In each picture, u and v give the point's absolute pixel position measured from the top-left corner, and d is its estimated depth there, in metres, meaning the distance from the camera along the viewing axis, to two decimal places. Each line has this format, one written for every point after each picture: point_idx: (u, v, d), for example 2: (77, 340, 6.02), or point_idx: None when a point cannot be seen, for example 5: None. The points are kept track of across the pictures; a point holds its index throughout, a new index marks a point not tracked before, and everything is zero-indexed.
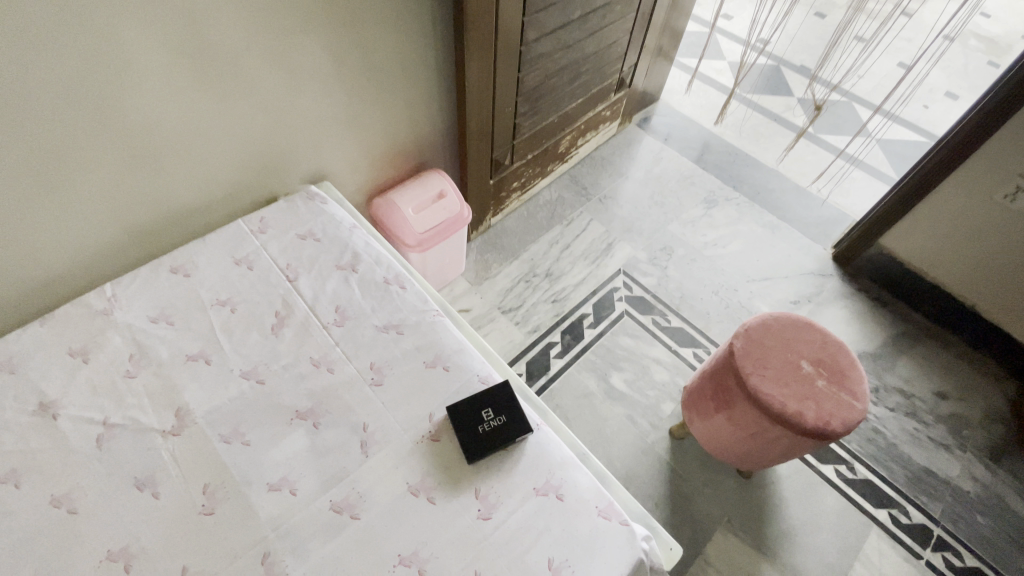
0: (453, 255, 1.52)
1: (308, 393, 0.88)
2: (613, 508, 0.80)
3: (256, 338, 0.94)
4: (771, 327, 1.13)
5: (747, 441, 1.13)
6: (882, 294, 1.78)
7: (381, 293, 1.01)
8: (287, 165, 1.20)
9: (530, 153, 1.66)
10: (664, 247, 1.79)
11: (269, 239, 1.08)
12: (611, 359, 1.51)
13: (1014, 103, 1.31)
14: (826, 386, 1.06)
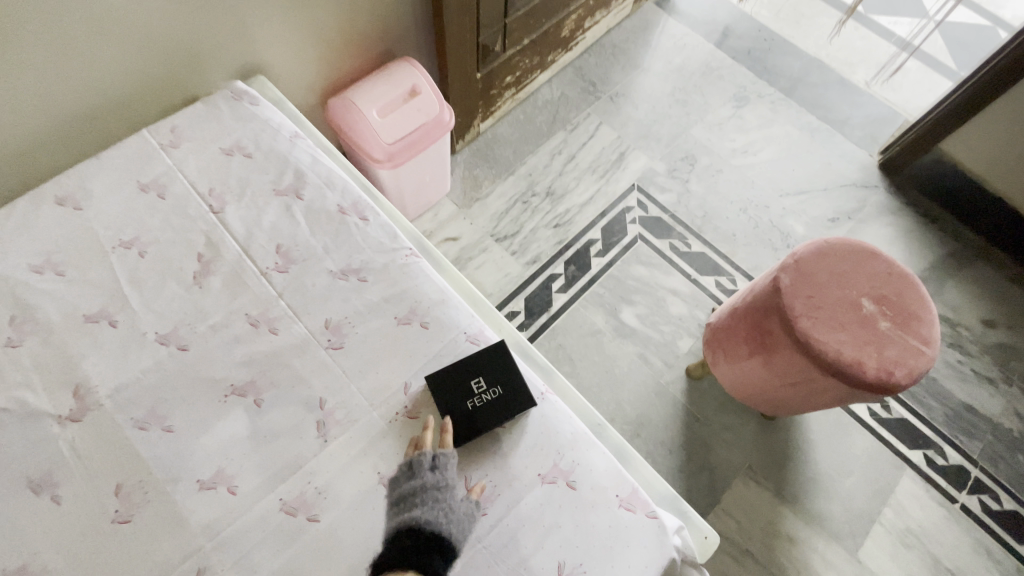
0: (434, 171, 1.25)
1: (245, 361, 0.68)
2: (639, 497, 0.63)
3: (174, 291, 0.72)
4: (826, 257, 0.92)
5: (784, 390, 0.96)
6: (932, 209, 1.54)
7: (335, 226, 0.78)
8: (199, 52, 0.90)
9: (526, 38, 1.33)
10: (686, 156, 1.52)
11: (184, 155, 0.83)
12: (622, 292, 1.31)
13: None
14: (890, 329, 0.88)
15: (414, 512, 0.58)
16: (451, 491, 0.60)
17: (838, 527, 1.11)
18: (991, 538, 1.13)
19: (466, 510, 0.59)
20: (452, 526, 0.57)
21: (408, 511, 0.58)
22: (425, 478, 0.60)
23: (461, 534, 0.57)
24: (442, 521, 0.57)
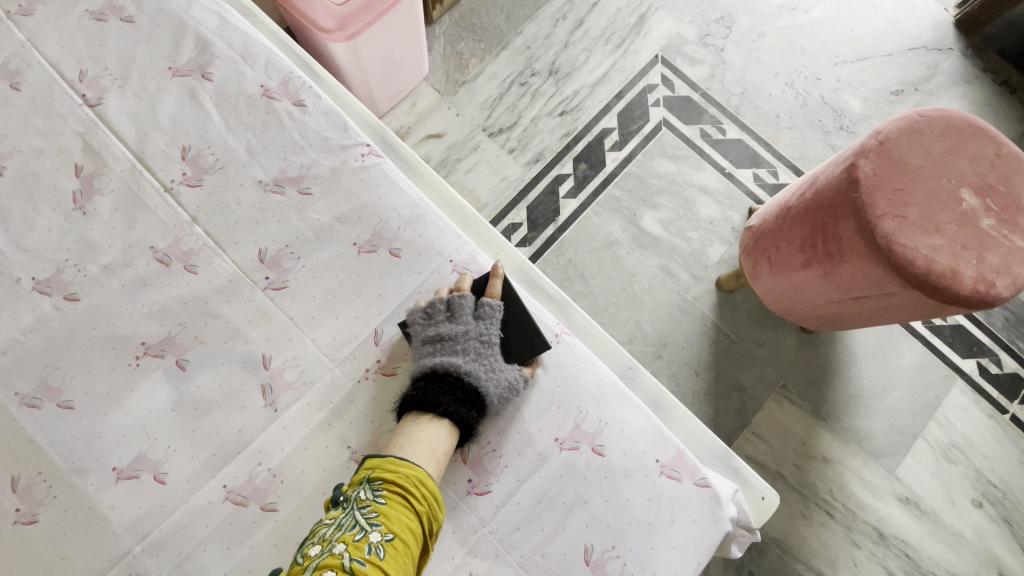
0: (406, 47, 0.99)
1: (157, 312, 0.50)
2: (684, 461, 0.49)
3: (50, 221, 0.53)
4: (918, 137, 0.71)
5: (844, 305, 0.80)
6: (1015, 76, 1.26)
7: (263, 119, 0.56)
8: None
9: None
10: (721, 16, 1.21)
11: (39, 25, 0.59)
12: (642, 193, 1.10)
13: None
14: (994, 228, 0.69)
15: (451, 358, 0.49)
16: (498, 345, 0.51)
17: (878, 445, 1.02)
18: None
19: (518, 372, 0.50)
20: (496, 382, 0.48)
21: (444, 355, 0.49)
22: (468, 328, 0.50)
23: (507, 393, 0.49)
24: (484, 374, 0.49)
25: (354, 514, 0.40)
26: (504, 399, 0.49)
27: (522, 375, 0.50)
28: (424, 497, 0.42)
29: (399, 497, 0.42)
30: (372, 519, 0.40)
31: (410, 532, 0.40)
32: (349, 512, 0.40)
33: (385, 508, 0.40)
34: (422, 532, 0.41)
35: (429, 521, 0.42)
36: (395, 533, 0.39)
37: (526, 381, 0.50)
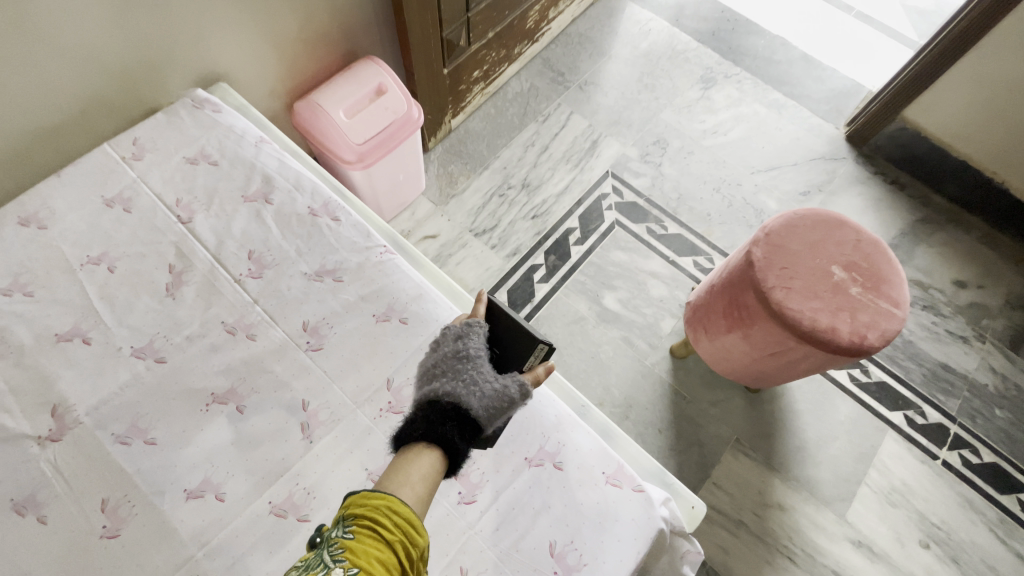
0: (408, 169, 1.26)
1: (224, 369, 0.67)
2: (625, 473, 0.65)
3: (147, 304, 0.71)
4: (795, 229, 0.94)
5: (764, 361, 0.98)
6: (899, 177, 1.56)
7: (307, 229, 0.78)
8: (155, 64, 0.89)
9: (490, 33, 1.34)
10: (657, 139, 1.54)
11: (147, 167, 0.82)
12: (603, 278, 1.33)
13: None
14: (861, 293, 0.90)
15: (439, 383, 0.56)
16: (479, 360, 0.58)
17: (827, 491, 1.14)
18: (971, 490, 1.17)
19: (502, 381, 0.56)
20: (480, 393, 0.55)
21: (434, 382, 0.57)
22: (449, 353, 0.58)
23: (491, 401, 0.54)
24: (467, 388, 0.55)
25: (323, 553, 0.43)
26: (492, 407, 0.54)
27: (508, 381, 0.56)
28: (396, 526, 0.45)
29: (367, 530, 0.44)
30: (339, 556, 0.42)
31: (378, 563, 0.43)
32: (320, 551, 0.43)
33: (352, 543, 0.43)
34: (392, 563, 0.43)
35: (401, 550, 0.44)
36: (361, 567, 0.42)
37: (514, 387, 0.56)
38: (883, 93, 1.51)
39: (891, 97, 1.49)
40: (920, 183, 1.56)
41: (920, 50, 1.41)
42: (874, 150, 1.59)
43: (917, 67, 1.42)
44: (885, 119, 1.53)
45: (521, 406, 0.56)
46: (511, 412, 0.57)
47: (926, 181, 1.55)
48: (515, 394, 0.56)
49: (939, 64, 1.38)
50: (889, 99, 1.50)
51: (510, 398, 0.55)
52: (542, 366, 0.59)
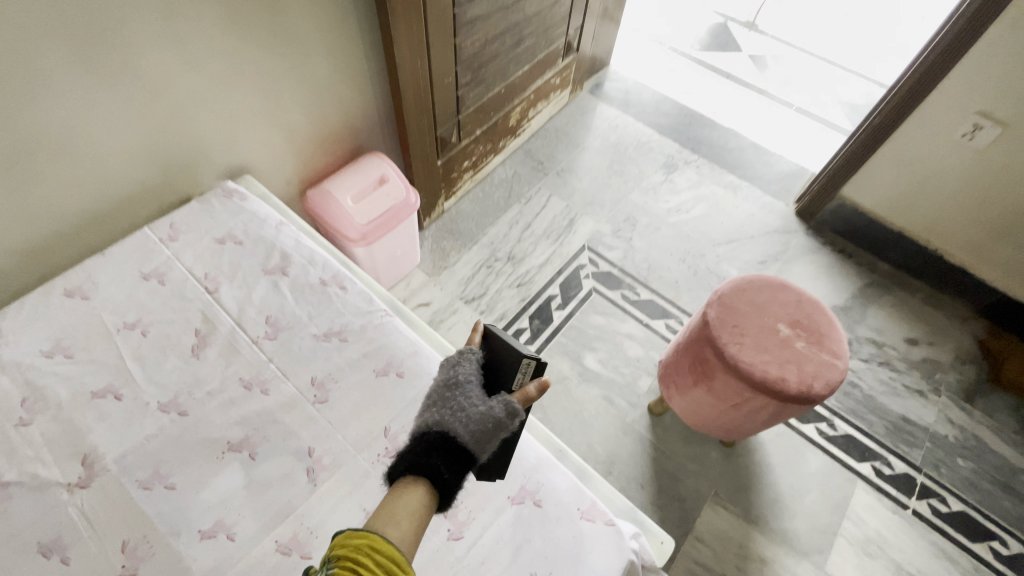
0: (405, 245, 1.41)
1: (241, 421, 0.76)
2: (597, 508, 0.72)
3: (174, 363, 0.80)
4: (745, 291, 1.08)
5: (729, 413, 1.08)
6: (847, 246, 1.74)
7: (317, 298, 0.90)
8: (195, 160, 1.05)
9: (477, 130, 1.55)
10: (627, 217, 1.73)
11: (181, 245, 0.95)
12: (583, 340, 1.45)
13: (945, 64, 1.32)
14: (805, 347, 1.02)
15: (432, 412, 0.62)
16: (469, 387, 0.63)
17: (805, 543, 1.18)
18: (943, 539, 1.22)
19: (488, 405, 0.61)
20: (467, 419, 0.60)
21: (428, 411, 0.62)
22: (443, 383, 0.65)
23: (476, 426, 0.59)
24: (455, 416, 0.60)
25: None
26: (479, 428, 0.59)
27: (493, 402, 0.61)
28: (378, 564, 0.48)
29: (349, 570, 0.47)
30: None
31: None
32: None
33: None
34: None
35: None
36: None
37: (499, 410, 0.60)
38: (822, 174, 1.69)
39: (828, 178, 1.67)
40: (865, 252, 1.73)
41: (849, 137, 1.60)
42: (820, 223, 1.77)
43: (846, 153, 1.60)
44: (825, 195, 1.70)
45: (509, 425, 0.61)
46: (500, 435, 0.61)
47: (871, 250, 1.72)
48: (500, 413, 0.60)
49: (865, 149, 1.56)
50: (827, 179, 1.68)
51: (495, 419, 0.60)
52: (532, 384, 0.64)
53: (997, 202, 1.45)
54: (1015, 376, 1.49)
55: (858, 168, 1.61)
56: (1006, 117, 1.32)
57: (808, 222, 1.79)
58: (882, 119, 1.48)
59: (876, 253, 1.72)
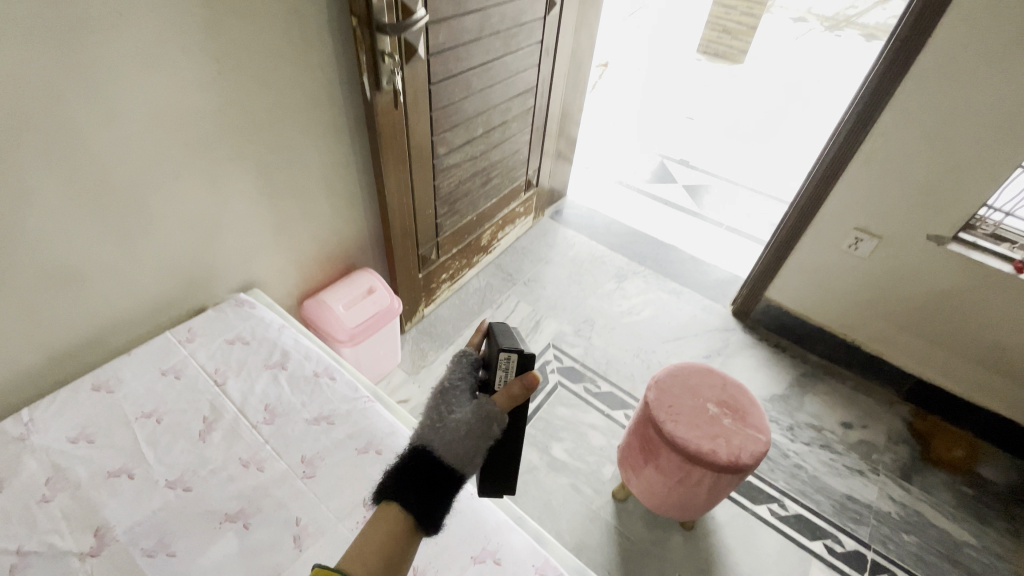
0: (387, 347, 1.59)
1: (238, 494, 0.87)
2: (549, 564, 0.83)
3: (183, 446, 0.93)
4: (677, 376, 1.28)
5: (677, 489, 1.21)
6: (780, 341, 1.98)
7: (311, 388, 1.06)
8: (213, 277, 1.27)
9: (454, 248, 1.83)
10: (586, 319, 1.97)
11: (196, 345, 1.12)
12: (551, 431, 1.58)
13: (819, 196, 1.66)
14: (732, 423, 1.19)
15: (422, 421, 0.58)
16: (454, 392, 0.58)
17: None
18: None
19: (462, 413, 0.54)
20: (443, 427, 0.54)
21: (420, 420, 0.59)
22: (434, 391, 0.59)
23: (450, 434, 0.54)
24: (433, 424, 0.55)
25: None
26: (459, 442, 0.53)
27: (472, 408, 0.54)
28: None
29: None
30: None
31: None
32: None
33: None
34: None
35: None
36: None
37: (472, 415, 0.53)
38: (748, 282, 1.98)
39: (753, 285, 1.96)
40: (797, 345, 1.97)
41: (763, 252, 1.91)
42: (755, 323, 2.04)
43: (763, 264, 1.90)
44: (754, 298, 1.98)
45: (488, 431, 0.53)
46: (482, 443, 0.54)
47: (801, 344, 1.96)
48: (474, 420, 0.53)
49: (776, 260, 1.86)
50: (753, 285, 1.97)
51: (470, 425, 0.53)
52: (514, 384, 0.53)
53: (890, 300, 1.70)
54: (945, 453, 1.64)
55: (774, 275, 1.91)
56: (878, 232, 1.61)
57: (745, 322, 2.05)
58: (785, 237, 1.80)
59: (806, 346, 1.95)
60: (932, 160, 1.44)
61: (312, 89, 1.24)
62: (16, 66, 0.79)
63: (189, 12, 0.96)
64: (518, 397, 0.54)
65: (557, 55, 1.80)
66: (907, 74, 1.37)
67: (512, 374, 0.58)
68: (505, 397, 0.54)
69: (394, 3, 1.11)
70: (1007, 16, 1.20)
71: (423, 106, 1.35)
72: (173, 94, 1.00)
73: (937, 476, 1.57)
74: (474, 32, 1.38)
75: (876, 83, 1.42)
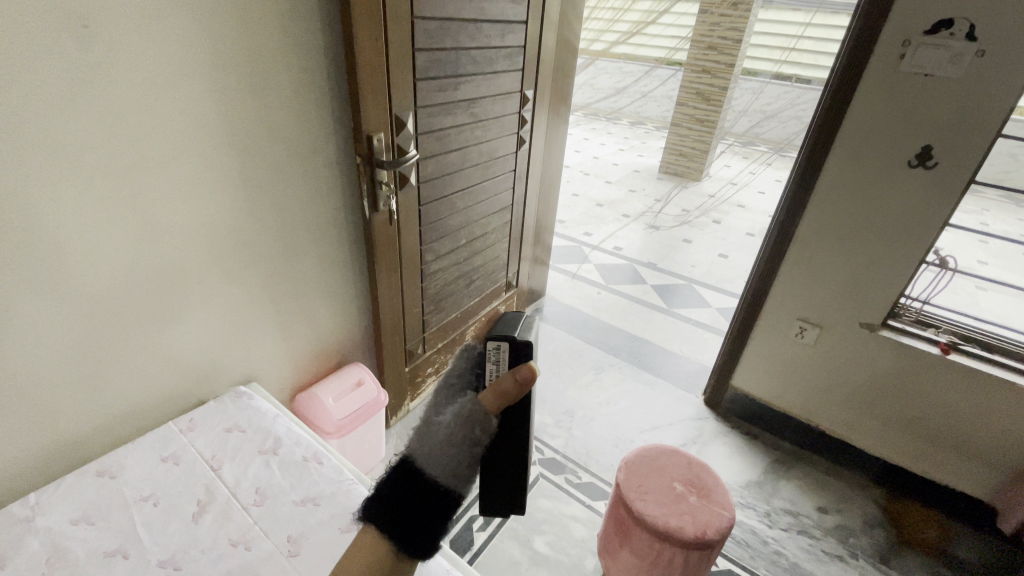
0: (373, 439, 1.67)
1: (224, 573, 0.92)
2: None
3: (177, 526, 0.99)
4: (645, 457, 1.38)
5: (652, 572, 1.23)
6: (752, 428, 2.07)
7: (300, 471, 1.14)
8: (217, 371, 1.40)
9: (439, 344, 1.98)
10: (566, 411, 2.07)
11: (196, 433, 1.21)
12: (532, 523, 1.60)
13: (762, 291, 1.88)
14: (697, 500, 1.26)
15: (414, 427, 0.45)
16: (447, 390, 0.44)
17: None
18: None
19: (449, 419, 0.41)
20: (429, 436, 0.42)
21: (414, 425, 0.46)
22: (433, 389, 0.45)
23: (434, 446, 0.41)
24: (420, 431, 0.43)
25: None
26: (443, 458, 0.40)
27: (457, 410, 0.41)
28: None
29: None
30: None
31: None
32: None
33: None
34: None
35: None
36: None
37: (459, 423, 0.41)
38: (715, 371, 2.13)
39: (719, 374, 2.10)
40: (769, 432, 2.05)
41: (724, 343, 2.08)
42: (726, 411, 2.14)
43: (725, 353, 2.06)
44: (721, 387, 2.11)
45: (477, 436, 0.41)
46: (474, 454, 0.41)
47: (772, 430, 2.05)
48: (462, 425, 0.41)
49: (736, 350, 2.03)
50: (719, 374, 2.11)
51: (456, 434, 0.40)
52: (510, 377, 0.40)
53: (842, 384, 1.84)
54: (922, 537, 1.66)
55: (736, 364, 2.06)
56: (818, 322, 1.81)
57: (717, 411, 2.15)
58: (740, 329, 1.99)
59: (777, 432, 2.04)
60: (848, 259, 1.69)
61: (319, 210, 1.49)
62: (88, 198, 1.02)
63: (227, 156, 1.22)
64: (510, 396, 0.42)
65: (529, 179, 2.13)
66: (814, 190, 1.67)
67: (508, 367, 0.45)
68: (493, 396, 0.42)
69: (391, 145, 1.40)
70: (877, 149, 1.53)
71: (414, 221, 1.59)
72: (205, 216, 1.22)
73: (915, 559, 1.58)
74: (457, 164, 1.68)
75: (790, 199, 1.71)
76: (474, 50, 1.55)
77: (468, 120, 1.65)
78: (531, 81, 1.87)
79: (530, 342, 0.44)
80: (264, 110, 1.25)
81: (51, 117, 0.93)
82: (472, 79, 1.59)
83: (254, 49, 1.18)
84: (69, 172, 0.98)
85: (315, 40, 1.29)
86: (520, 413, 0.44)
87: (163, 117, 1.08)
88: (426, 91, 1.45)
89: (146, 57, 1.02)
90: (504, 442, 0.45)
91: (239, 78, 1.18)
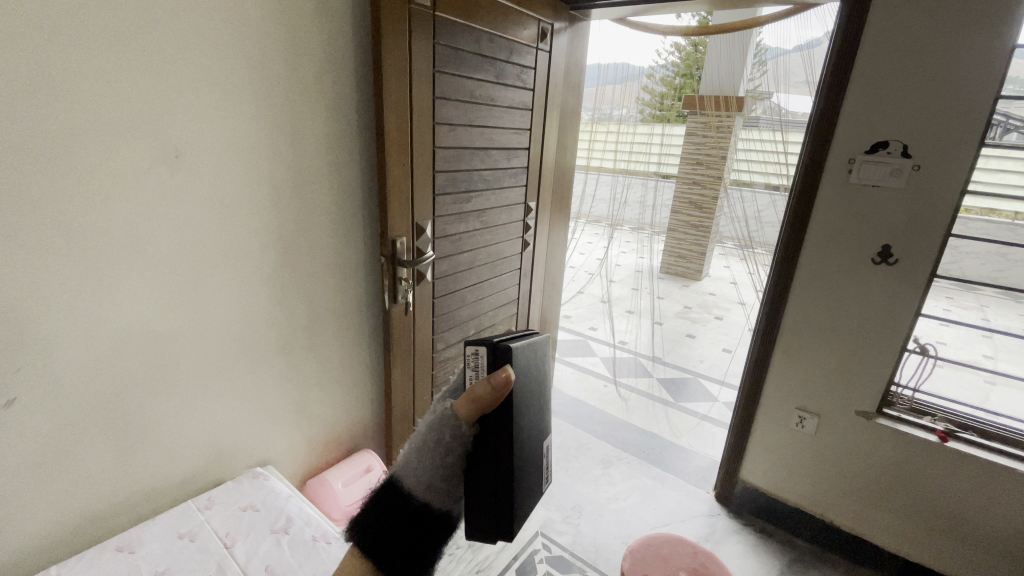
0: None
1: None
2: None
3: None
4: (650, 545, 1.37)
5: None
6: (765, 525, 2.02)
7: (309, 550, 1.18)
8: (236, 451, 1.49)
9: None
10: (574, 505, 2.05)
11: (211, 512, 1.27)
12: None
13: (758, 381, 1.96)
14: None
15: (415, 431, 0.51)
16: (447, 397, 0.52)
17: None
18: None
19: (441, 415, 0.48)
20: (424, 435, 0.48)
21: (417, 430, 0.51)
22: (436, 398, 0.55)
23: (429, 443, 0.47)
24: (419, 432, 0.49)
25: None
26: (421, 466, 0.47)
27: (437, 417, 0.48)
28: None
29: None
30: None
31: None
32: None
33: None
34: None
35: None
36: None
37: (448, 418, 0.47)
38: (722, 463, 2.13)
39: (727, 466, 2.10)
40: (784, 529, 2.00)
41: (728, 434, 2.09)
42: (738, 507, 2.10)
43: (731, 443, 2.08)
44: (729, 480, 2.10)
45: (457, 436, 0.47)
46: (454, 450, 0.47)
47: (787, 526, 1.99)
48: (446, 426, 0.47)
49: (739, 440, 2.05)
50: (727, 466, 2.10)
51: (442, 431, 0.47)
52: (483, 385, 0.46)
53: (850, 476, 1.82)
54: None
55: (741, 455, 2.06)
56: (815, 410, 1.86)
57: (728, 507, 2.11)
58: (742, 418, 2.03)
59: (792, 528, 1.98)
60: (833, 347, 1.79)
61: (343, 302, 1.67)
62: (153, 289, 1.21)
63: (270, 256, 1.43)
64: (483, 402, 0.45)
65: (534, 276, 2.34)
66: (793, 284, 1.83)
67: (486, 372, 0.53)
68: (468, 402, 0.46)
69: (411, 247, 1.62)
70: (844, 248, 1.71)
71: (428, 313, 1.76)
72: (245, 307, 1.41)
73: None
74: (467, 263, 1.89)
75: (772, 294, 1.86)
76: (484, 170, 1.84)
77: (479, 227, 1.89)
78: (534, 194, 2.15)
79: (507, 350, 0.53)
80: (305, 219, 1.48)
81: (140, 225, 1.15)
82: (482, 194, 1.86)
83: (303, 173, 1.45)
84: (145, 268, 1.18)
85: (352, 165, 1.57)
86: (496, 425, 0.48)
87: (224, 225, 1.31)
88: (443, 203, 1.70)
89: (219, 179, 1.27)
90: (485, 454, 0.48)
91: (289, 194, 1.43)
